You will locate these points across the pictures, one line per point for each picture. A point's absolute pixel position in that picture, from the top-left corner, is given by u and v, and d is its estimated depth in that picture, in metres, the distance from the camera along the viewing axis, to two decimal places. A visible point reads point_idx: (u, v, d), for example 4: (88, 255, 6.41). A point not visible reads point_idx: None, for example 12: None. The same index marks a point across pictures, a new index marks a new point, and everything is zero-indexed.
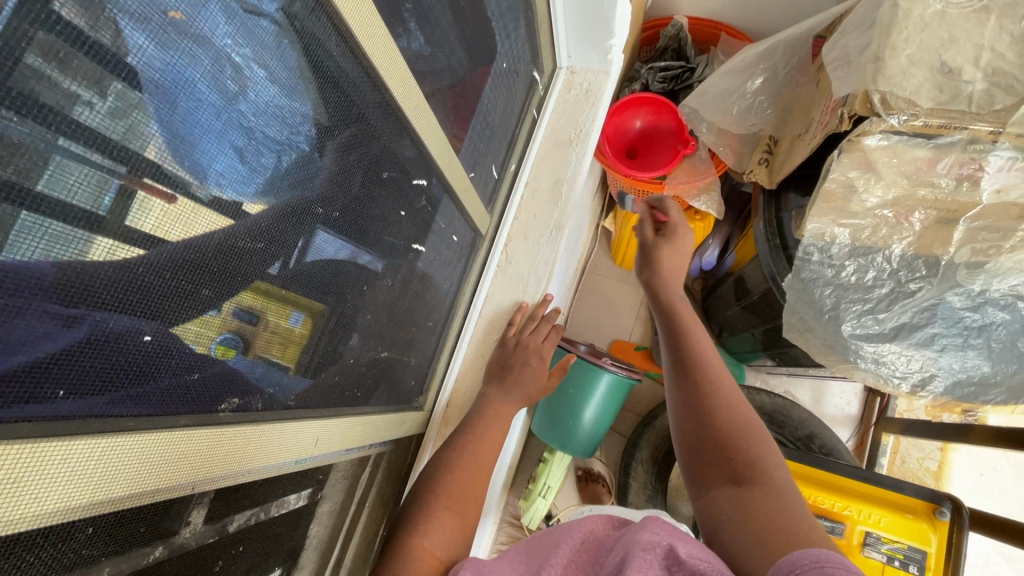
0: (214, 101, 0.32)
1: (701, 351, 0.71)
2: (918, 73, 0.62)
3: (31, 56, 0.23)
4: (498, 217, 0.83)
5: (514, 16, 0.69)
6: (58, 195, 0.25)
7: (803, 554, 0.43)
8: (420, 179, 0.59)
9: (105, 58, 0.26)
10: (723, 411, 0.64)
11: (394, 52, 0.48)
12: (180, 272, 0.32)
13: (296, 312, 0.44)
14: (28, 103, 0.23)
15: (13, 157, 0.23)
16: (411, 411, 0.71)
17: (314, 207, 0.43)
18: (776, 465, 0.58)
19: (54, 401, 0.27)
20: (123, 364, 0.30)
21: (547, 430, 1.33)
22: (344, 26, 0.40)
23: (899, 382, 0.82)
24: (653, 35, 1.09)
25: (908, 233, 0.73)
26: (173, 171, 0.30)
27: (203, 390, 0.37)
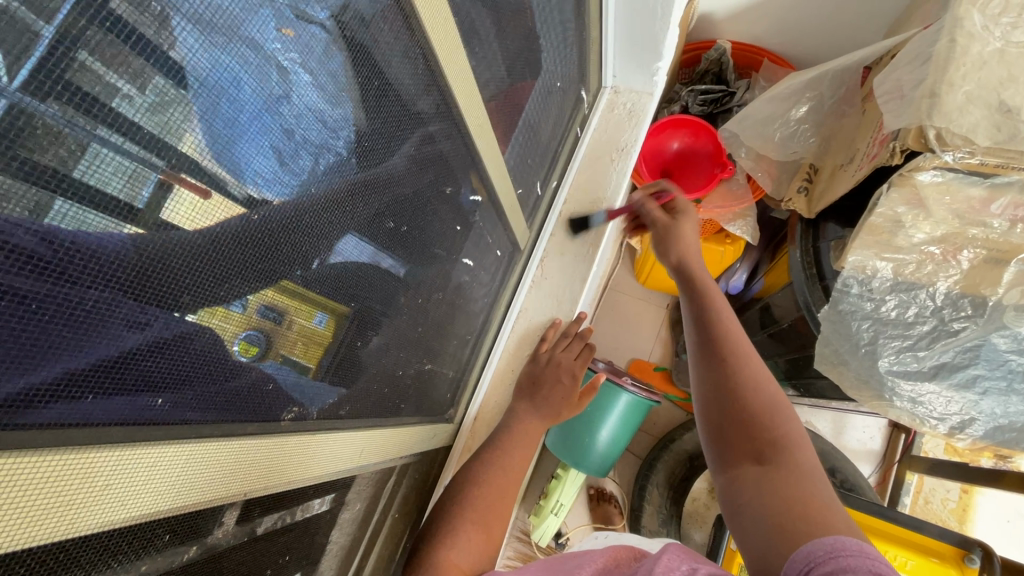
0: (258, 102, 0.32)
1: (726, 328, 0.67)
2: (976, 111, 0.61)
3: (83, 51, 0.23)
4: (535, 233, 0.84)
5: (566, 33, 0.70)
6: (93, 183, 0.25)
7: (818, 546, 0.42)
8: (468, 194, 0.59)
9: (149, 51, 0.25)
10: (749, 386, 0.61)
11: (452, 63, 0.48)
12: (227, 275, 0.32)
13: (320, 313, 0.43)
14: (70, 92, 0.23)
15: (50, 145, 0.23)
16: (440, 423, 0.70)
17: (342, 217, 0.41)
18: (805, 447, 0.55)
19: (93, 399, 0.27)
20: (170, 363, 0.30)
21: (562, 449, 1.32)
22: (411, 22, 0.41)
23: (936, 423, 0.80)
24: (694, 58, 1.09)
25: (955, 271, 0.71)
26: (208, 167, 0.30)
27: (269, 397, 0.39)
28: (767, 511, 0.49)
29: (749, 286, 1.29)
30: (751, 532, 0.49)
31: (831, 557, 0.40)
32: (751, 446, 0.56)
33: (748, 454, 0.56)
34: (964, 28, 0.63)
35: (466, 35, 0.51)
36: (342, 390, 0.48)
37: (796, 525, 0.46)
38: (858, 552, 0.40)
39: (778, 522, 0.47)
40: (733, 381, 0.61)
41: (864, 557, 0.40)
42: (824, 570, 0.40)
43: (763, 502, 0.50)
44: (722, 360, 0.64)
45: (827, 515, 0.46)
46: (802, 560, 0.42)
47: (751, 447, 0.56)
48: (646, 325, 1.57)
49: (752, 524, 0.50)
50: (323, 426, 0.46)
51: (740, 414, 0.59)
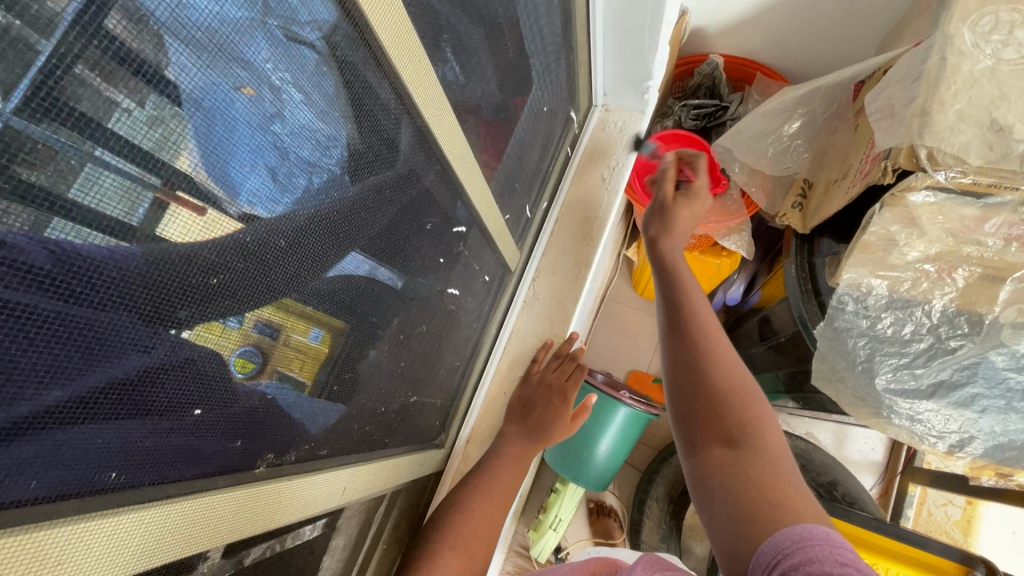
0: (251, 121, 0.31)
1: (697, 310, 0.67)
2: (967, 130, 0.60)
3: (80, 66, 0.23)
4: (526, 253, 0.83)
5: (554, 55, 0.70)
6: (89, 202, 0.25)
7: (785, 534, 0.43)
8: (456, 222, 0.59)
9: (147, 70, 0.25)
10: (719, 368, 0.61)
11: (435, 91, 0.48)
12: (225, 292, 0.33)
13: (316, 328, 0.43)
14: (63, 111, 0.23)
15: (45, 163, 0.23)
16: (430, 449, 0.70)
17: (342, 237, 0.42)
18: (771, 431, 0.56)
19: (77, 424, 0.27)
20: (164, 385, 0.31)
21: (560, 462, 1.31)
22: (386, 60, 0.40)
23: (936, 441, 0.78)
24: (686, 72, 1.09)
25: (950, 288, 0.70)
26: (202, 185, 0.30)
27: (267, 414, 0.40)
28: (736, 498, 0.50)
29: (746, 297, 1.29)
30: (721, 520, 0.50)
31: (798, 547, 0.42)
32: (720, 428, 0.56)
33: (716, 436, 0.56)
34: (954, 46, 0.62)
35: (450, 64, 0.50)
36: (340, 405, 0.49)
37: (765, 514, 0.46)
38: (825, 541, 0.42)
39: (747, 510, 0.48)
40: (701, 362, 0.61)
41: (830, 545, 0.42)
42: (793, 562, 0.41)
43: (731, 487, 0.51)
44: (691, 341, 0.64)
45: (793, 502, 0.47)
46: (770, 551, 0.43)
47: (720, 428, 0.56)
48: (644, 336, 1.55)
49: (722, 511, 0.50)
50: (302, 467, 0.46)
51: (711, 395, 0.59)
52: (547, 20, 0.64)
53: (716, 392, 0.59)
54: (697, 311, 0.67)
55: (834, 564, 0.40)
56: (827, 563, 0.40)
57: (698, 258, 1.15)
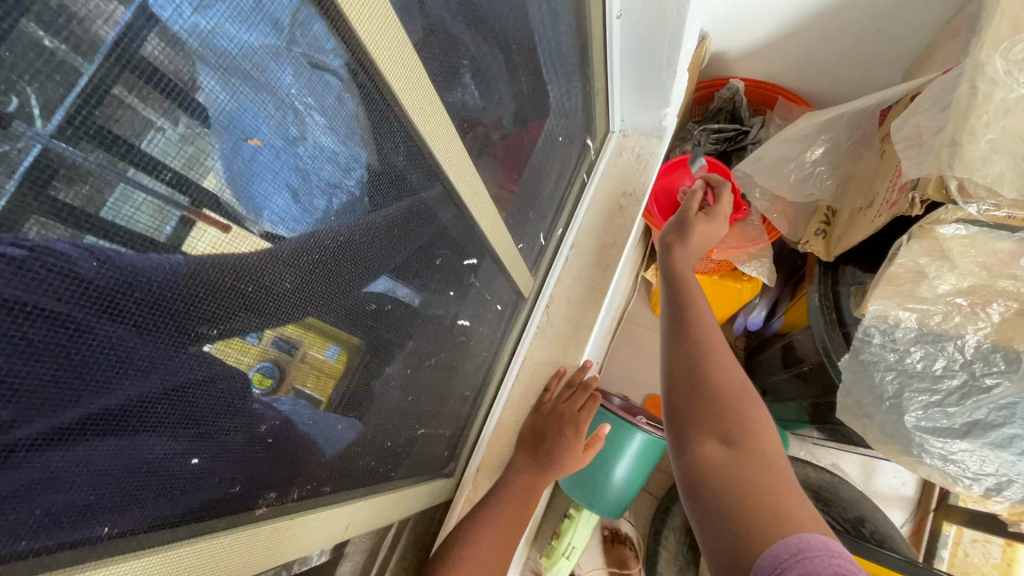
0: (275, 142, 0.32)
1: (697, 312, 0.66)
2: (1000, 160, 0.58)
3: (119, 88, 0.24)
4: (542, 279, 0.83)
5: (571, 84, 0.70)
6: (119, 220, 0.25)
7: (785, 543, 0.43)
8: (470, 255, 0.60)
9: (179, 94, 0.26)
10: (720, 371, 0.59)
11: (449, 126, 0.48)
12: (249, 306, 0.34)
13: (333, 346, 0.44)
14: (100, 135, 0.24)
15: (78, 184, 0.23)
16: (439, 479, 0.69)
17: (365, 271, 0.44)
18: (768, 434, 0.55)
19: (103, 439, 0.28)
20: (185, 402, 0.32)
21: (574, 487, 1.28)
22: (399, 115, 0.41)
23: (971, 484, 0.74)
24: (707, 95, 1.08)
25: (985, 323, 0.68)
26: (228, 204, 0.30)
27: (267, 457, 0.40)
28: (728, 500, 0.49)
29: (768, 323, 1.25)
30: (712, 520, 0.49)
31: (797, 560, 0.41)
32: (717, 429, 0.55)
33: (711, 435, 0.55)
34: (986, 74, 0.60)
35: (466, 96, 0.51)
36: (355, 420, 0.49)
37: (761, 518, 0.46)
38: (824, 552, 0.42)
39: (740, 514, 0.47)
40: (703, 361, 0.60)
41: (829, 556, 0.42)
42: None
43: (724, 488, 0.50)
44: (691, 341, 0.63)
45: (791, 509, 0.46)
46: (769, 561, 0.43)
47: (716, 429, 0.55)
48: None
49: (714, 513, 0.50)
50: (304, 505, 0.46)
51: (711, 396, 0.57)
52: (563, 51, 0.65)
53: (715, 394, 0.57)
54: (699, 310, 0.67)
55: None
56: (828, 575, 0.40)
57: (718, 283, 1.13)
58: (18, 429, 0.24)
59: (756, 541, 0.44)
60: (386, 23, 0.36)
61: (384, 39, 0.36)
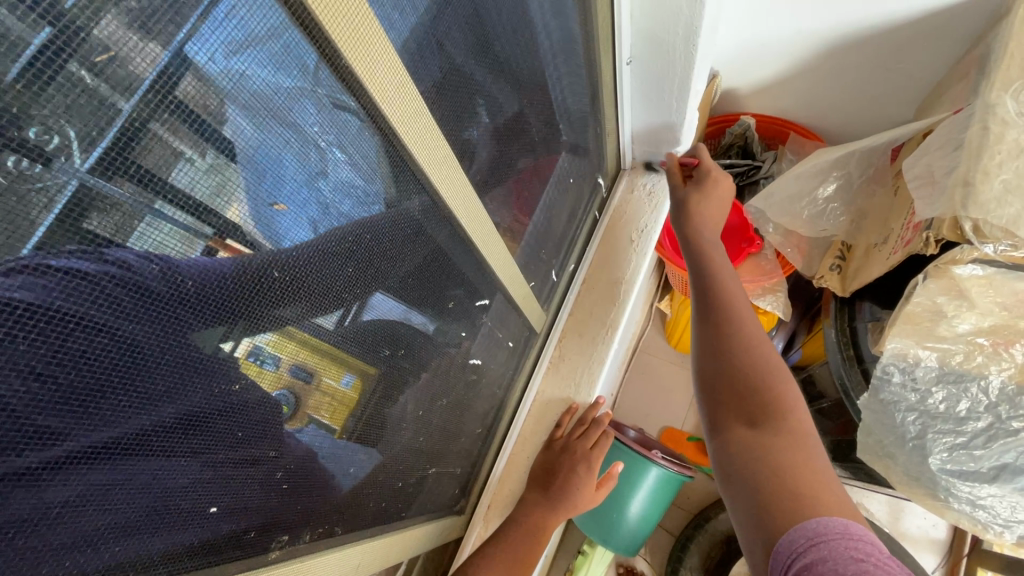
0: (299, 178, 0.34)
1: (726, 287, 0.64)
2: (1015, 201, 0.58)
3: (154, 124, 0.26)
4: (552, 315, 0.84)
5: (582, 126, 0.72)
6: (147, 249, 0.27)
7: (802, 530, 0.44)
8: (482, 296, 0.61)
9: (208, 131, 0.28)
10: (750, 351, 0.58)
11: (461, 173, 0.50)
12: (271, 309, 0.35)
13: (348, 374, 0.44)
14: (133, 169, 0.25)
15: (107, 215, 0.25)
16: (449, 516, 0.69)
17: (375, 280, 0.43)
18: (797, 409, 0.54)
19: (138, 461, 0.29)
20: (216, 420, 0.33)
21: (588, 523, 1.25)
22: (413, 166, 0.43)
23: (1003, 531, 0.71)
24: (718, 131, 1.10)
25: (1009, 363, 0.66)
26: (251, 234, 0.32)
27: (286, 497, 0.41)
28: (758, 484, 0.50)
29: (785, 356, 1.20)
30: (744, 502, 0.50)
31: (813, 545, 0.42)
32: (743, 409, 0.55)
33: (741, 416, 0.55)
34: (997, 115, 0.61)
35: (482, 141, 0.53)
36: (373, 450, 0.50)
37: (785, 505, 0.47)
38: (842, 535, 0.42)
39: (767, 498, 0.48)
40: (733, 343, 0.59)
41: (846, 539, 0.42)
42: (808, 560, 0.42)
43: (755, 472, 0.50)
44: (720, 318, 0.62)
45: (815, 494, 0.47)
46: (785, 550, 0.44)
47: (742, 408, 0.55)
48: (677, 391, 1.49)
49: (743, 495, 0.51)
50: (314, 547, 0.46)
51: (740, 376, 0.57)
52: (574, 97, 0.67)
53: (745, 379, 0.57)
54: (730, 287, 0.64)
55: (849, 561, 0.40)
56: (843, 561, 0.41)
57: None
58: (63, 443, 0.26)
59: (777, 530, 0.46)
60: (399, 82, 0.38)
61: (402, 94, 0.38)
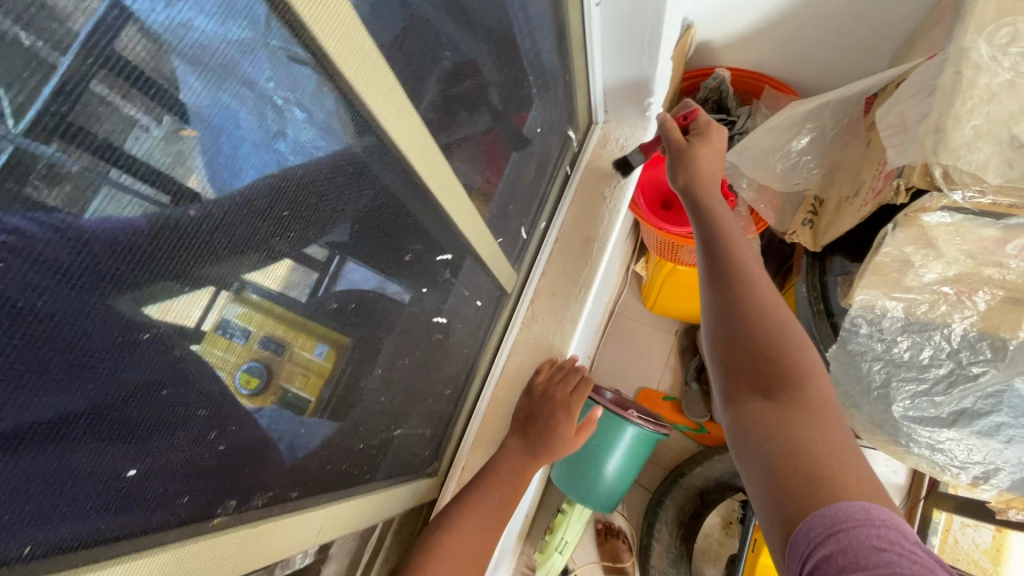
0: (256, 141, 0.31)
1: (740, 254, 0.61)
2: (985, 147, 0.57)
3: (96, 82, 0.23)
4: (524, 276, 0.82)
5: (550, 74, 0.69)
6: (109, 223, 0.25)
7: (819, 519, 0.41)
8: (444, 252, 0.58)
9: (156, 90, 0.25)
10: (765, 317, 0.55)
11: (424, 130, 0.46)
12: (231, 263, 0.32)
13: (320, 345, 0.43)
14: (75, 134, 0.23)
15: (58, 188, 0.22)
16: (421, 480, 0.69)
17: (327, 216, 0.38)
18: (818, 378, 0.51)
19: (103, 435, 0.28)
20: (166, 405, 0.31)
21: (566, 481, 1.28)
22: (372, 127, 0.40)
23: (958, 472, 0.75)
24: (693, 86, 1.06)
25: (971, 312, 0.67)
26: (214, 203, 0.29)
27: (226, 463, 0.37)
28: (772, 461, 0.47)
29: None
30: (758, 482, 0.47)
31: (832, 535, 0.39)
32: (758, 380, 0.52)
33: (755, 387, 0.52)
34: (971, 59, 0.59)
35: (448, 87, 0.49)
36: (334, 416, 0.48)
37: (803, 483, 0.43)
38: (864, 522, 0.39)
39: (785, 473, 0.45)
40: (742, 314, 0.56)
41: (868, 526, 0.39)
42: (827, 552, 0.39)
43: (766, 449, 0.48)
44: (733, 285, 0.58)
45: (839, 468, 0.43)
46: (803, 540, 0.41)
47: (758, 379, 0.52)
48: (653, 352, 1.50)
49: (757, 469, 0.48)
50: (268, 513, 0.43)
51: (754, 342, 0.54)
52: (542, 44, 0.64)
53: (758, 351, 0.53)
54: (742, 258, 0.61)
55: (872, 551, 0.37)
56: (865, 551, 0.38)
57: None
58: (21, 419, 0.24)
59: (796, 512, 0.42)
60: (353, 35, 0.34)
61: (356, 43, 0.35)
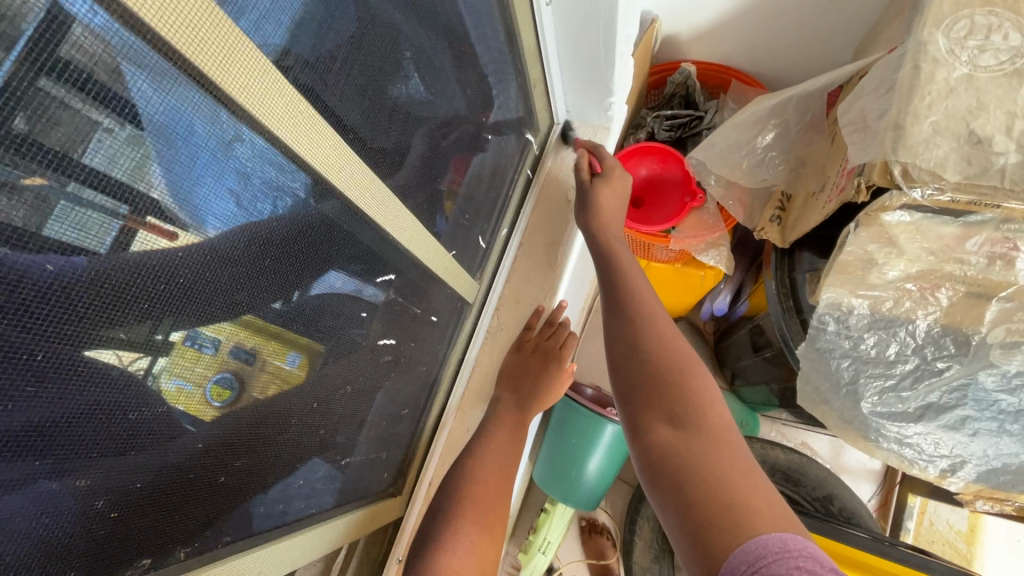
0: (213, 147, 0.32)
1: (637, 287, 0.64)
2: (943, 143, 0.56)
3: (47, 81, 0.24)
4: (489, 282, 0.79)
5: (504, 76, 0.67)
6: (67, 235, 0.26)
7: (744, 553, 0.41)
8: (385, 272, 0.54)
9: (111, 99, 0.26)
10: (661, 346, 0.58)
11: (347, 151, 0.42)
12: (197, 298, 0.34)
13: (292, 353, 0.44)
14: (27, 146, 0.24)
15: (20, 196, 0.24)
16: (382, 500, 0.67)
17: (300, 271, 0.42)
18: (715, 406, 0.54)
19: (64, 444, 0.29)
20: (127, 420, 0.32)
21: (547, 481, 1.27)
22: (304, 164, 0.38)
23: (926, 465, 0.75)
24: (660, 80, 1.05)
25: (934, 307, 0.67)
26: (172, 211, 0.31)
27: (140, 516, 0.35)
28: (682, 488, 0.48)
29: (735, 306, 1.23)
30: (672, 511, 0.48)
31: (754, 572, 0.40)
32: (665, 408, 0.54)
33: (660, 416, 0.54)
34: (928, 53, 0.59)
35: (395, 97, 0.48)
36: (278, 448, 0.46)
37: (716, 517, 0.44)
38: (782, 553, 0.41)
39: (700, 507, 0.46)
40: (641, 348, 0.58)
41: (787, 557, 0.41)
42: None
43: (678, 480, 0.49)
44: (632, 320, 0.61)
45: (748, 497, 0.45)
46: None
47: (664, 408, 0.54)
48: None
49: (671, 501, 0.49)
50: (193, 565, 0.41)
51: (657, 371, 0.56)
52: (491, 46, 0.61)
53: (660, 378, 0.55)
54: (639, 292, 0.64)
55: None
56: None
57: (681, 270, 1.11)
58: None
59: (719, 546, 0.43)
60: (270, 79, 0.33)
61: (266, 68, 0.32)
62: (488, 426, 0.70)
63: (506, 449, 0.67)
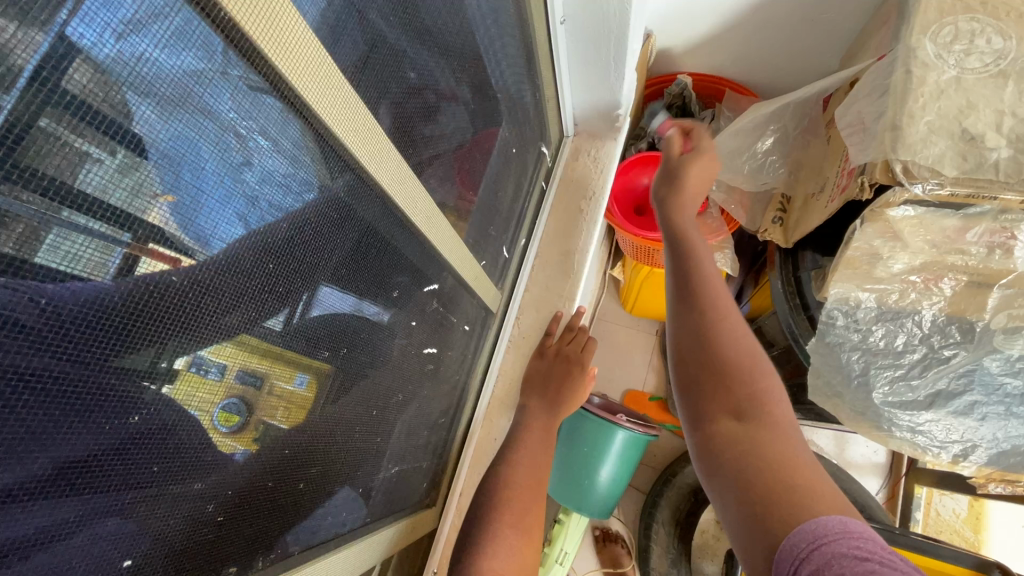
0: (219, 169, 0.30)
1: (707, 271, 0.64)
2: (939, 141, 0.60)
3: (46, 119, 0.22)
4: (507, 296, 0.83)
5: (521, 91, 0.69)
6: (62, 269, 0.23)
7: (801, 534, 0.43)
8: (431, 281, 0.58)
9: (111, 125, 0.24)
10: (728, 339, 0.59)
11: (405, 170, 0.48)
12: (221, 310, 0.32)
13: (299, 374, 0.41)
14: (22, 175, 0.22)
15: (9, 228, 0.21)
16: (420, 511, 0.68)
17: (298, 280, 0.38)
18: (778, 400, 0.55)
19: (80, 493, 0.27)
20: (144, 462, 0.30)
21: (561, 492, 1.26)
22: (362, 172, 0.41)
23: (939, 452, 0.77)
24: (656, 92, 1.10)
25: (939, 298, 0.70)
26: (176, 237, 0.28)
27: (225, 526, 0.37)
28: (748, 482, 0.49)
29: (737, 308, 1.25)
30: (732, 504, 0.50)
31: (814, 548, 0.41)
32: (728, 400, 0.55)
33: (724, 409, 0.55)
34: (918, 58, 0.62)
35: (422, 114, 0.49)
36: (329, 462, 0.47)
37: (780, 503, 0.46)
38: (842, 535, 0.42)
39: (761, 494, 0.48)
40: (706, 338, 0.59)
41: (847, 539, 0.41)
42: (814, 565, 0.41)
43: (742, 468, 0.50)
44: (701, 308, 0.61)
45: (810, 486, 0.47)
46: (789, 555, 0.43)
47: (728, 401, 0.55)
48: (636, 355, 1.52)
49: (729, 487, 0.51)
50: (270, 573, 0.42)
51: (722, 364, 0.57)
52: (510, 64, 0.64)
53: (726, 368, 0.57)
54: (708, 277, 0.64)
55: (854, 560, 0.39)
56: (845, 559, 0.40)
57: None
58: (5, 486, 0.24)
59: (779, 528, 0.45)
60: (329, 86, 0.35)
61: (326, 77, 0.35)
62: (517, 432, 0.71)
63: (534, 456, 0.68)
